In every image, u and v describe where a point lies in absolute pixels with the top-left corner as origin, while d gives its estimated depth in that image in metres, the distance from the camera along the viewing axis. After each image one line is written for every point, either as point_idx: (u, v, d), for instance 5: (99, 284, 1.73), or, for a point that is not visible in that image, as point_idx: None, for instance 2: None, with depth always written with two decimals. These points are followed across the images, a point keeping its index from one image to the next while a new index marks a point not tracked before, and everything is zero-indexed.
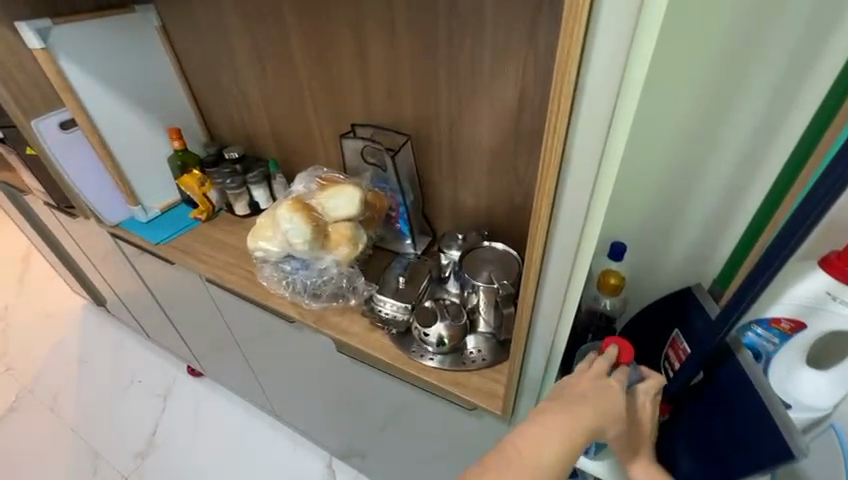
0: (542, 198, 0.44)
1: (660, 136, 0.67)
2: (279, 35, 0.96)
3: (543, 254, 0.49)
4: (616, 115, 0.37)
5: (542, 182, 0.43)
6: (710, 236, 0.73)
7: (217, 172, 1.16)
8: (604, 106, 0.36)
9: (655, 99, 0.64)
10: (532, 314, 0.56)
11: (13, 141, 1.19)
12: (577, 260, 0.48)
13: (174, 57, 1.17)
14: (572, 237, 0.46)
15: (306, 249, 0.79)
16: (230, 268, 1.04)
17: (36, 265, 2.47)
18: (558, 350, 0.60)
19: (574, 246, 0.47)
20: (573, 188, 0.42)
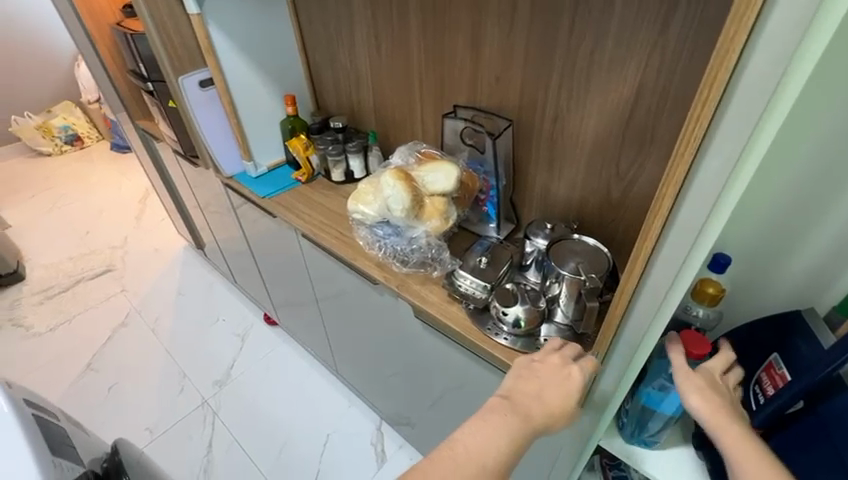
0: (669, 190, 0.44)
1: (796, 144, 0.62)
2: (399, 13, 1.01)
3: (655, 244, 0.49)
4: (769, 114, 0.36)
5: (672, 167, 0.43)
6: (835, 262, 0.66)
7: (322, 138, 1.26)
8: (753, 100, 0.36)
9: (798, 104, 0.59)
10: (626, 307, 0.56)
11: (160, 94, 1.38)
12: (688, 259, 0.47)
13: (298, 29, 1.27)
14: (689, 236, 0.46)
15: (401, 217, 0.84)
16: (322, 227, 1.13)
17: (152, 206, 2.84)
18: (647, 348, 0.59)
19: (689, 241, 0.46)
20: (701, 183, 0.42)
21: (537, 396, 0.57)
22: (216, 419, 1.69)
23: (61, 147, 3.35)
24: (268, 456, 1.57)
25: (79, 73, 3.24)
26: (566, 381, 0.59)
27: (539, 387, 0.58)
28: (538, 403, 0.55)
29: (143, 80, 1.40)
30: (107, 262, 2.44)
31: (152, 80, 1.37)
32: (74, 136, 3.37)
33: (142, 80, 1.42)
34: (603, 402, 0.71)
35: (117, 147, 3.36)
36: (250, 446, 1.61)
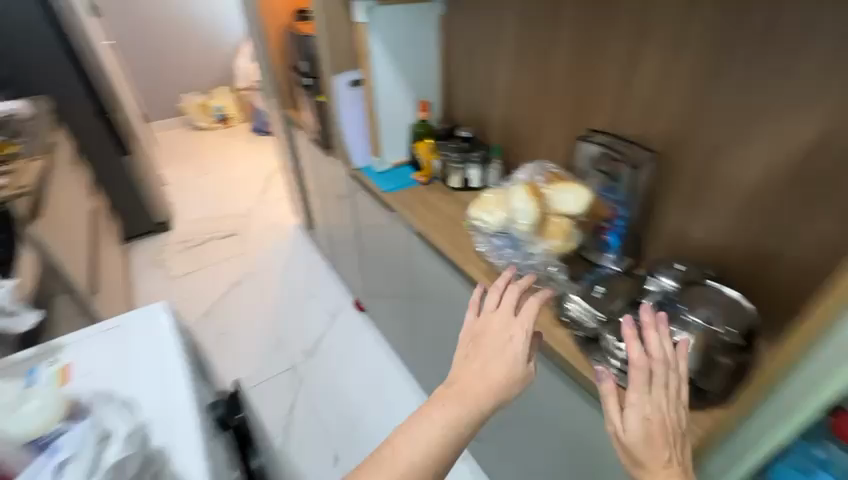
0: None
1: None
2: (551, 34, 1.03)
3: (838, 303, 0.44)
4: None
5: None
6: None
7: (447, 145, 1.33)
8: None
9: None
10: (783, 370, 0.50)
11: (313, 88, 1.57)
12: None
13: (443, 43, 1.37)
14: None
15: (526, 231, 0.86)
16: (435, 228, 1.19)
17: (275, 185, 3.19)
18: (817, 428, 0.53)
19: None
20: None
21: (479, 379, 0.58)
22: (301, 386, 1.84)
23: (215, 125, 3.95)
24: (341, 432, 1.67)
25: (240, 65, 3.82)
26: (503, 356, 0.60)
27: (483, 366, 0.59)
28: (477, 388, 0.56)
29: (302, 76, 1.61)
30: (233, 227, 2.80)
31: (309, 76, 1.57)
32: (226, 116, 3.94)
33: (301, 75, 1.63)
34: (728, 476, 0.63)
35: (256, 131, 3.85)
36: (327, 418, 1.72)
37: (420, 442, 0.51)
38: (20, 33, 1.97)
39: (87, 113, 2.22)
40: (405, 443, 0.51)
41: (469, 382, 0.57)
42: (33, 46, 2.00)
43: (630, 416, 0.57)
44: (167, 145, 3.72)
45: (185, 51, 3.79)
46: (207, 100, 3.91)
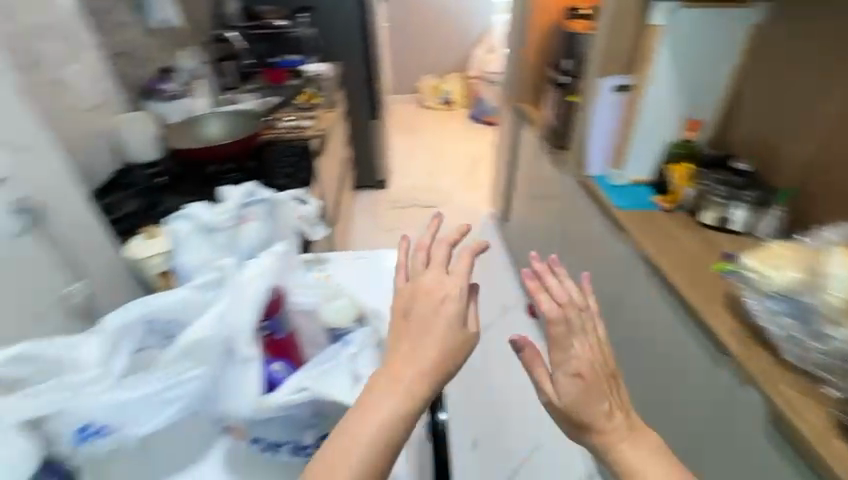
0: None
1: None
2: None
3: None
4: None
5: None
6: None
7: (713, 174, 1.15)
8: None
9: None
10: None
11: (568, 87, 1.56)
12: None
13: (745, 60, 1.19)
14: None
15: (832, 304, 0.74)
16: (674, 264, 1.04)
17: (478, 172, 3.34)
18: None
19: None
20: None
21: (411, 351, 0.53)
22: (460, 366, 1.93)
23: (439, 106, 4.25)
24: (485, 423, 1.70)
25: (477, 56, 4.06)
26: (444, 324, 0.55)
27: (413, 344, 0.54)
28: (425, 357, 0.52)
29: (559, 73, 1.61)
30: (433, 200, 3.04)
31: (569, 74, 1.57)
32: (450, 100, 4.21)
33: (558, 72, 1.63)
34: None
35: (474, 118, 4.03)
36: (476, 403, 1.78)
37: (382, 415, 0.49)
38: (338, 11, 2.47)
39: (360, 79, 2.67)
40: (360, 420, 0.49)
41: (412, 359, 0.52)
42: (343, 21, 2.49)
43: (565, 377, 0.62)
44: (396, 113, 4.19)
45: (434, 38, 4.19)
46: (439, 83, 4.26)
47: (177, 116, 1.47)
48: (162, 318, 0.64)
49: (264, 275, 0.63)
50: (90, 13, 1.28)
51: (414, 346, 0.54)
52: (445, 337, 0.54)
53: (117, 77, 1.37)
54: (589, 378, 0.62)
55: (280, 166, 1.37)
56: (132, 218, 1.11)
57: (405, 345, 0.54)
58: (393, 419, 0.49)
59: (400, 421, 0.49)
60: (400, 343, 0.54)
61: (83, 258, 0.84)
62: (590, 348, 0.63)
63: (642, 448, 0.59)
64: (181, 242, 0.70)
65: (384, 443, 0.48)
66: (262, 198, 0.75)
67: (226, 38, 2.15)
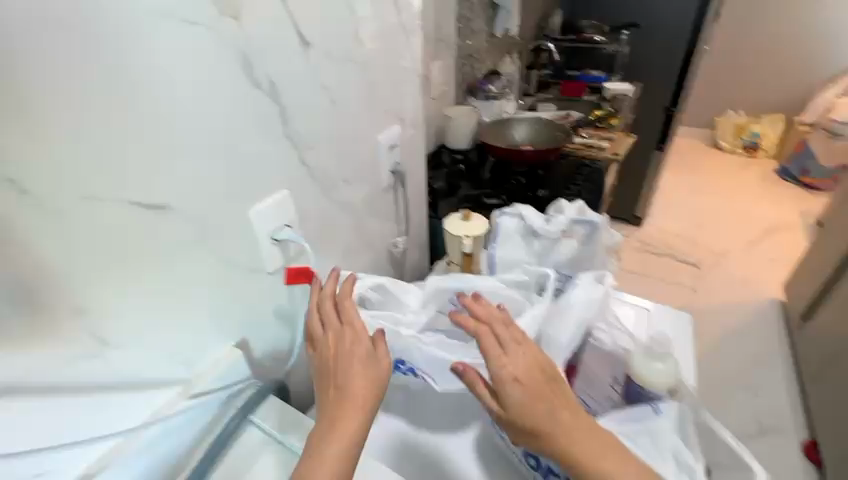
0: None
1: None
2: None
3: None
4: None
5: None
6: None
7: None
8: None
9: None
10: None
11: None
12: None
13: None
14: None
15: None
16: None
17: (773, 242, 2.58)
18: None
19: None
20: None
21: (340, 396, 0.55)
22: None
23: (736, 149, 3.41)
24: None
25: (824, 97, 3.09)
26: (368, 369, 0.57)
27: (338, 391, 0.55)
28: (353, 402, 0.54)
29: None
30: (699, 258, 2.41)
31: None
32: (758, 145, 3.33)
33: None
34: None
35: (784, 174, 3.15)
36: None
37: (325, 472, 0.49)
38: (666, 29, 2.23)
39: (659, 104, 2.34)
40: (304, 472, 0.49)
41: (346, 400, 0.54)
42: (665, 41, 2.25)
43: (507, 385, 0.53)
44: (678, 144, 3.57)
45: (763, 66, 3.35)
46: (749, 121, 3.40)
47: (489, 114, 1.64)
48: (471, 295, 0.71)
49: (589, 305, 0.64)
50: (458, 20, 1.54)
51: (347, 384, 0.56)
52: (369, 364, 0.57)
53: (456, 73, 1.61)
54: (531, 384, 0.53)
55: (568, 184, 1.38)
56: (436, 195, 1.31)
57: (337, 387, 0.56)
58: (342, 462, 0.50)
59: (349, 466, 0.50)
60: (326, 385, 0.57)
61: (408, 220, 1.03)
62: (518, 350, 0.55)
63: (592, 439, 0.52)
64: (502, 236, 0.74)
65: None
66: (591, 220, 0.73)
67: (543, 49, 2.20)
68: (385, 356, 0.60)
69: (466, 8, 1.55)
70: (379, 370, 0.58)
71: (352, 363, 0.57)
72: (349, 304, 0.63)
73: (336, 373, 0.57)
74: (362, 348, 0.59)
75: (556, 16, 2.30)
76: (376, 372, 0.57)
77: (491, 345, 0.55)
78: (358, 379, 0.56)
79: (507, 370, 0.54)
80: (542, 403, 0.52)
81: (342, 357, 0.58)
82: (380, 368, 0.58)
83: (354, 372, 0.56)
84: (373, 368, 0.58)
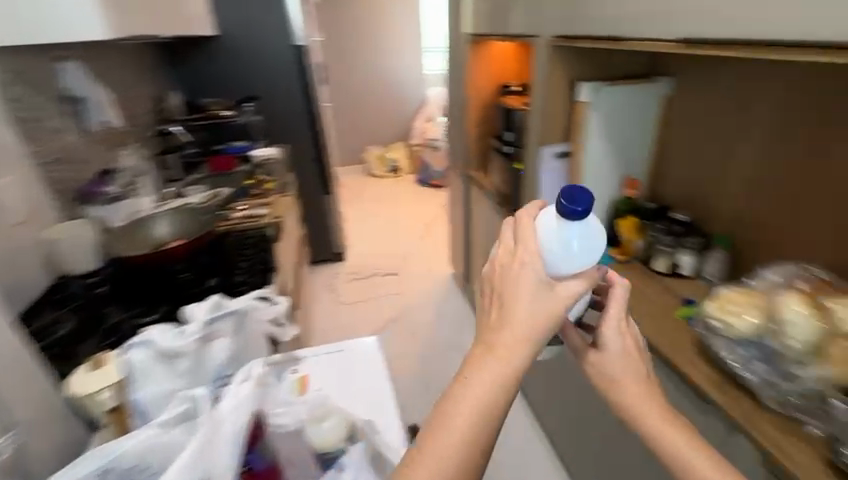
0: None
1: None
2: (825, 122, 0.89)
3: None
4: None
5: None
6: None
7: (657, 225, 1.23)
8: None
9: None
10: None
11: (512, 156, 1.65)
12: None
13: (663, 123, 1.31)
14: None
15: (797, 350, 0.76)
16: (643, 316, 1.05)
17: (434, 233, 3.36)
18: None
19: None
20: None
21: (527, 309, 0.53)
22: None
23: (387, 175, 4.32)
24: None
25: (418, 126, 4.29)
26: (550, 292, 0.54)
27: (524, 302, 0.54)
28: (516, 325, 0.52)
29: (503, 144, 1.71)
30: None
31: (511, 144, 1.66)
32: (398, 168, 4.30)
33: (502, 143, 1.74)
34: None
35: (422, 183, 4.13)
36: None
37: (477, 393, 0.49)
38: (282, 98, 2.53)
39: None
40: (461, 400, 0.49)
41: (516, 326, 0.52)
42: (288, 106, 2.56)
43: (607, 344, 0.66)
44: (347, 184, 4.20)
45: (375, 110, 4.33)
46: (385, 153, 4.35)
47: (121, 218, 1.37)
48: (124, 464, 0.57)
49: (240, 407, 0.60)
50: (20, 122, 1.21)
51: (520, 298, 0.53)
52: (547, 298, 0.54)
53: (49, 183, 1.29)
54: (626, 355, 0.65)
55: (238, 258, 1.34)
56: (63, 344, 0.96)
57: (510, 304, 0.54)
58: (493, 392, 0.50)
59: (493, 402, 0.50)
60: (530, 293, 0.54)
61: (9, 404, 0.72)
62: (625, 334, 0.67)
63: (656, 413, 0.62)
64: (139, 374, 0.65)
65: (473, 423, 0.48)
66: (229, 311, 0.73)
67: (170, 131, 2.11)
68: (581, 287, 0.55)
69: (22, 108, 1.23)
70: (557, 292, 0.54)
71: (537, 286, 0.54)
72: (531, 221, 0.62)
73: (514, 292, 0.54)
74: (537, 269, 0.55)
75: (171, 98, 2.24)
76: (554, 296, 0.54)
77: (611, 319, 0.66)
78: (531, 302, 0.53)
79: (611, 342, 0.66)
80: (634, 368, 0.65)
81: (521, 278, 0.55)
82: (561, 295, 0.55)
83: (522, 295, 0.54)
84: (551, 294, 0.54)
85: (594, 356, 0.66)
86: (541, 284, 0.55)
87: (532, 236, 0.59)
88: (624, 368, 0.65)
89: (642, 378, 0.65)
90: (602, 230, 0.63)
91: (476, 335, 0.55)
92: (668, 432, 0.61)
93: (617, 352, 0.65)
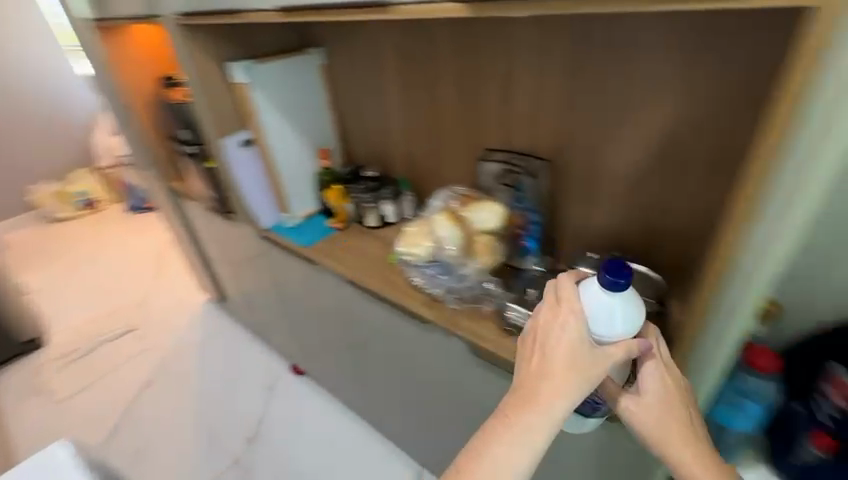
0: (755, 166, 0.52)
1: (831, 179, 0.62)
2: (431, 72, 1.08)
3: None
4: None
5: None
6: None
7: (356, 186, 1.32)
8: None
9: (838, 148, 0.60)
10: None
11: (199, 155, 1.46)
12: None
13: (330, 90, 1.37)
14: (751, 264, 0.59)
15: (455, 256, 0.89)
16: (367, 272, 1.14)
17: (170, 260, 2.82)
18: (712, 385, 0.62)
19: None
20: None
21: (559, 361, 0.55)
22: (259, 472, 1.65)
23: (77, 212, 3.31)
24: None
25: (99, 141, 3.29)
26: (581, 347, 0.56)
27: (552, 358, 0.55)
28: (550, 382, 0.54)
29: (185, 144, 1.50)
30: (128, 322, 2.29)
31: (193, 143, 1.47)
32: (91, 200, 3.34)
33: (184, 143, 1.52)
34: None
35: (133, 209, 3.30)
36: None
37: (514, 441, 0.52)
38: None
39: None
40: (497, 447, 0.53)
41: (552, 382, 0.54)
42: None
43: (648, 387, 0.61)
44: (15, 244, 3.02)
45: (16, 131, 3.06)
46: (61, 186, 3.28)
47: None
48: None
49: None
50: None
51: (558, 353, 0.55)
52: (580, 356, 0.55)
53: None
54: (668, 401, 0.60)
55: None
56: None
57: (547, 353, 0.56)
58: (527, 440, 0.52)
59: (525, 451, 0.52)
60: (561, 348, 0.56)
61: None
62: (668, 381, 0.61)
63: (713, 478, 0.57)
64: None
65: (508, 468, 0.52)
66: None
67: None
68: (619, 351, 0.57)
69: None
70: (589, 353, 0.56)
71: (571, 345, 0.56)
72: (570, 287, 0.62)
73: (552, 346, 0.56)
74: (575, 321, 0.58)
75: None
76: (586, 358, 0.56)
77: (659, 364, 0.62)
78: (564, 362, 0.55)
79: (650, 384, 0.61)
80: (681, 413, 0.60)
81: (559, 337, 0.57)
82: (592, 353, 0.56)
83: (558, 352, 0.55)
84: (583, 351, 0.56)
85: (635, 407, 0.61)
86: (574, 343, 0.56)
87: (576, 299, 0.60)
88: (666, 413, 0.60)
89: (686, 424, 0.59)
90: (640, 304, 0.62)
91: (513, 383, 0.57)
92: (702, 477, 0.57)
93: (659, 395, 0.60)
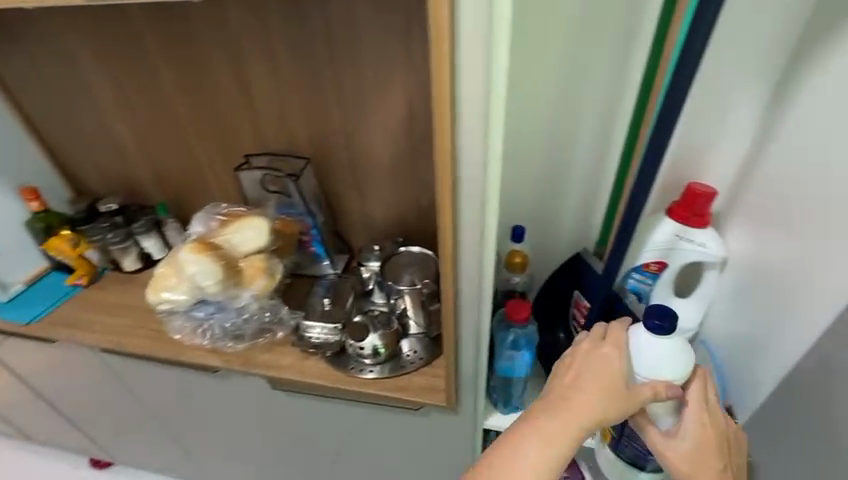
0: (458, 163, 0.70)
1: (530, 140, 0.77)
2: (147, 73, 0.89)
3: (453, 231, 0.53)
4: (488, 93, 0.43)
5: (440, 145, 0.46)
6: (595, 196, 0.81)
7: (94, 226, 1.02)
8: (480, 83, 0.42)
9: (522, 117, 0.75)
10: (455, 287, 0.59)
11: None
12: (485, 224, 0.52)
13: (16, 106, 1.01)
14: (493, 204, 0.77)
15: (217, 290, 0.77)
16: (128, 332, 0.90)
17: None
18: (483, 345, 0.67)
19: (479, 222, 0.52)
20: (468, 167, 0.48)
21: (587, 380, 0.53)
22: None
23: None
24: None
25: None
26: (617, 370, 0.55)
27: (586, 374, 0.54)
28: (585, 393, 0.51)
29: None
30: None
31: None
32: None
33: None
34: (474, 394, 0.75)
35: None
36: None
37: (540, 454, 0.47)
38: None
39: None
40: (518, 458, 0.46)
41: (586, 398, 0.51)
42: None
43: (685, 430, 0.58)
44: None
45: None
46: None
47: None
48: None
49: None
50: None
51: (592, 375, 0.54)
52: (619, 380, 0.54)
53: None
54: (709, 447, 0.56)
55: None
56: None
57: (579, 373, 0.54)
58: (553, 455, 0.47)
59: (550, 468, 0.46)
60: (607, 369, 0.54)
61: None
62: (710, 426, 0.57)
63: None
64: None
65: None
66: None
67: None
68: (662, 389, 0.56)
69: None
70: (625, 382, 0.54)
71: (610, 370, 0.54)
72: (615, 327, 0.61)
73: (590, 363, 0.55)
74: (616, 355, 0.56)
75: None
76: (624, 386, 0.54)
77: (707, 406, 0.58)
78: (599, 382, 0.53)
79: (690, 428, 0.58)
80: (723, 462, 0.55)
81: (598, 363, 0.55)
82: (630, 387, 0.54)
83: (597, 374, 0.54)
84: (620, 375, 0.54)
85: (671, 452, 0.57)
86: (613, 370, 0.54)
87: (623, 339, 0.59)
88: (701, 458, 0.56)
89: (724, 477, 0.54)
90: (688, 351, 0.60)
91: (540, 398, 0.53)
92: None
93: (694, 444, 0.57)
